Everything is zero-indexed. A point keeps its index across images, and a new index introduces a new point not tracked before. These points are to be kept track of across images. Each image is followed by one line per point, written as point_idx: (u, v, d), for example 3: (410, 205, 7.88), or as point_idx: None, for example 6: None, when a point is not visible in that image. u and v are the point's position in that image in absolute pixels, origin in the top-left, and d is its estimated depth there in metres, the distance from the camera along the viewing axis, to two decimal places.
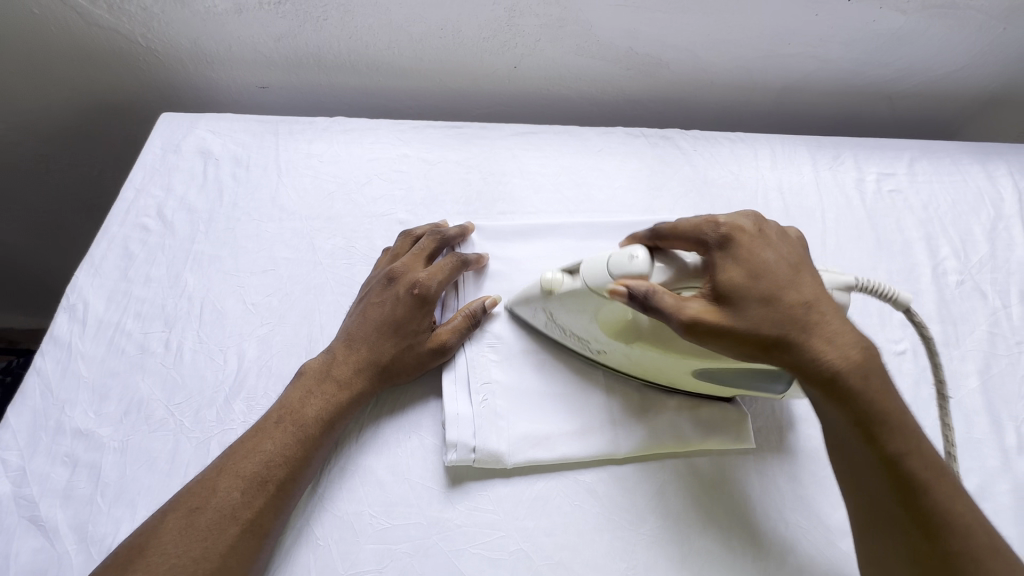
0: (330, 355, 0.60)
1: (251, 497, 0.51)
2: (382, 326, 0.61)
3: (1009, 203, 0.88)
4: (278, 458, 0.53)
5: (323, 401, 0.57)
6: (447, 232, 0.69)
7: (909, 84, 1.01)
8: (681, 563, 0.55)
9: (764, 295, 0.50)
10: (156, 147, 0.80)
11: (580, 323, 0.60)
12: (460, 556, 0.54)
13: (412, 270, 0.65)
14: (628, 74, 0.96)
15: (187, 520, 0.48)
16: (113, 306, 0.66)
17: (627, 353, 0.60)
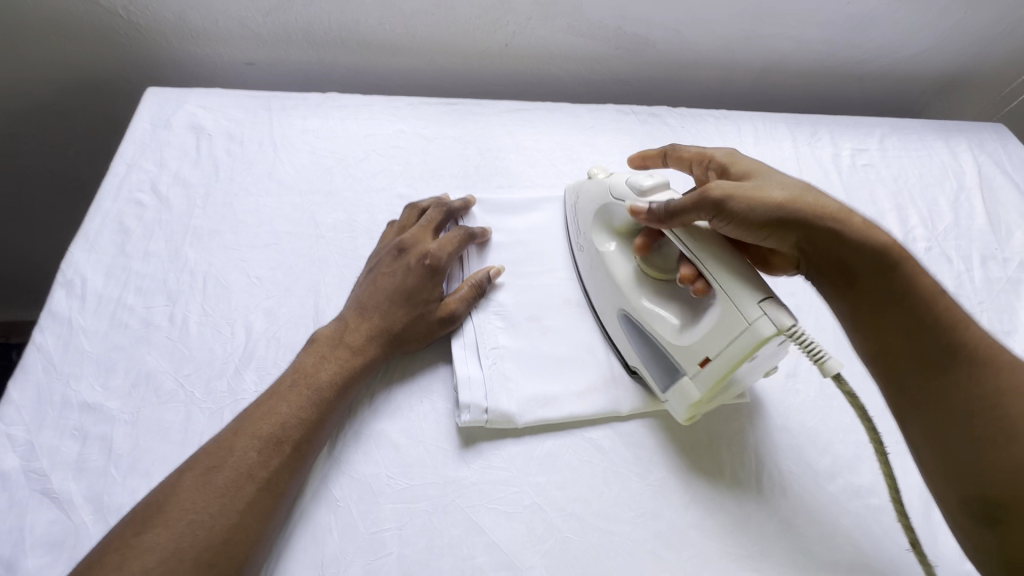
0: (342, 323, 0.61)
1: (269, 456, 0.51)
2: (394, 294, 0.63)
3: (970, 175, 0.94)
4: (293, 419, 0.54)
5: (336, 366, 0.58)
6: (450, 204, 0.71)
7: (878, 65, 1.07)
8: (685, 510, 0.58)
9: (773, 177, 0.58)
10: (145, 123, 0.78)
11: (589, 228, 0.69)
12: (477, 511, 0.56)
13: (421, 242, 0.66)
14: (616, 53, 0.98)
15: (205, 479, 0.49)
16: (112, 281, 0.65)
17: (597, 269, 0.67)
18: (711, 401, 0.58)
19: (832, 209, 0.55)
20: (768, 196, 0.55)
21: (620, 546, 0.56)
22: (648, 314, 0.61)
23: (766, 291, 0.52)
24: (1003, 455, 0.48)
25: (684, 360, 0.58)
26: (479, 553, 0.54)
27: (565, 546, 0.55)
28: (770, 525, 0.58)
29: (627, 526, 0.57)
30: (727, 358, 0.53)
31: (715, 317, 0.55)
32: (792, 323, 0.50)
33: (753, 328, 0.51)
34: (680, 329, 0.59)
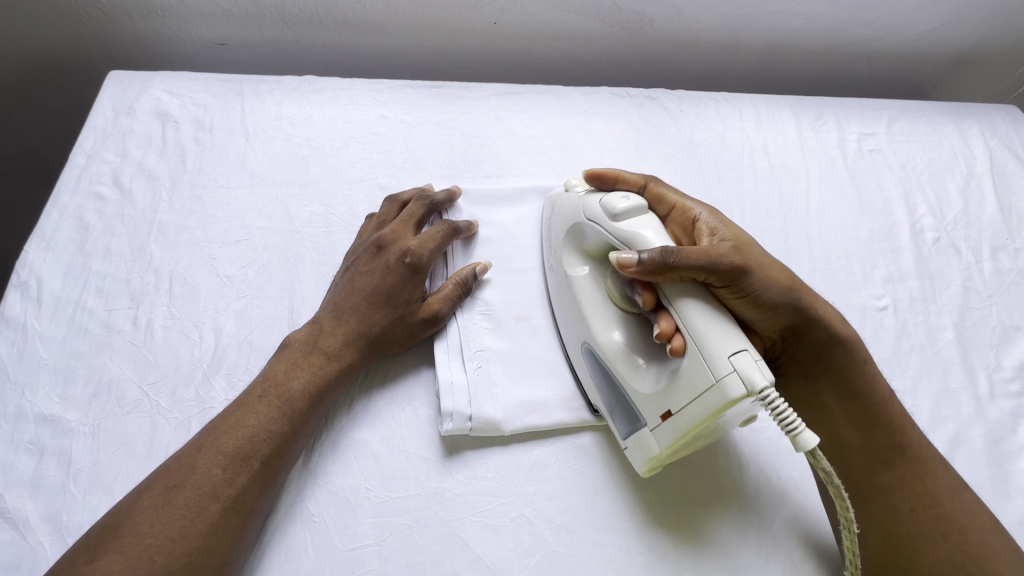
0: (317, 327, 0.57)
1: (236, 473, 0.48)
2: (372, 296, 0.59)
3: (980, 161, 0.90)
4: (262, 433, 0.50)
5: (309, 374, 0.54)
6: (434, 197, 0.67)
7: (885, 44, 1.02)
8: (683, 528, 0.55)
9: (769, 251, 0.56)
10: (106, 109, 0.73)
11: (561, 246, 0.63)
12: (460, 525, 0.53)
13: (401, 238, 0.62)
14: (612, 31, 0.93)
15: (165, 498, 0.46)
16: (71, 282, 0.61)
17: (564, 294, 0.61)
18: (671, 457, 0.53)
19: (809, 299, 0.56)
20: (771, 278, 0.54)
21: (612, 560, 0.53)
22: (614, 353, 0.56)
23: (740, 344, 0.48)
24: (928, 545, 0.51)
25: (645, 409, 0.53)
26: (463, 568, 0.51)
27: (554, 560, 0.52)
28: (768, 539, 0.56)
29: (620, 539, 0.54)
30: (690, 416, 0.49)
31: (681, 366, 0.50)
32: (764, 385, 0.46)
33: (721, 386, 0.46)
34: (648, 372, 0.54)
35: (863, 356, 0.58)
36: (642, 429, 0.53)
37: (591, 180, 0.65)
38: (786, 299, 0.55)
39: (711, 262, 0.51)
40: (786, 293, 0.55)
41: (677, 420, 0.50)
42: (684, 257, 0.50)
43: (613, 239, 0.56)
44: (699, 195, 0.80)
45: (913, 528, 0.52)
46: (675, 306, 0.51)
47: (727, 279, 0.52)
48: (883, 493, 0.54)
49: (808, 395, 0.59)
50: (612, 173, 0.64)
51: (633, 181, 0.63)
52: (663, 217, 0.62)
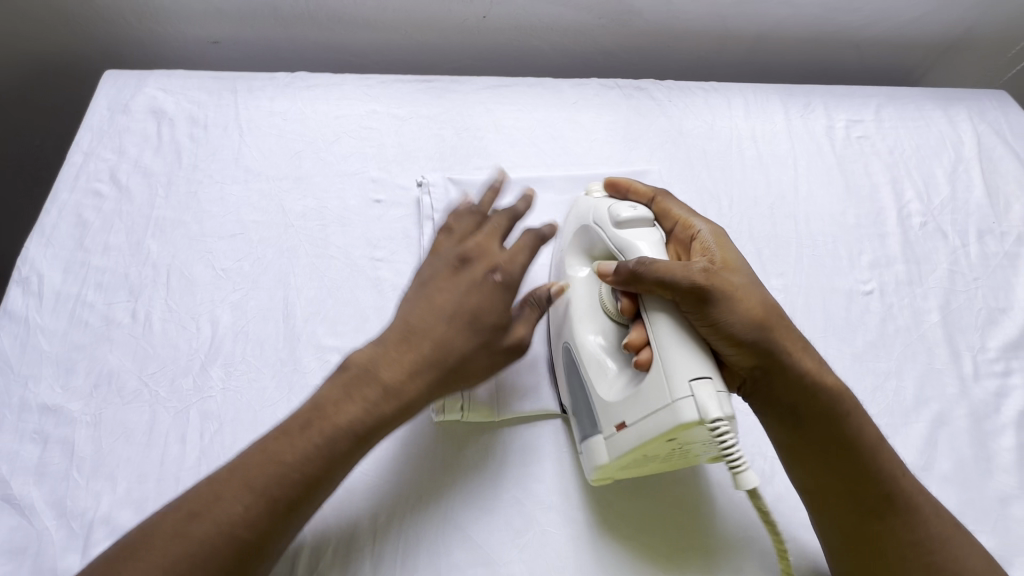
0: (383, 350, 0.52)
1: (258, 517, 0.45)
2: (454, 317, 0.54)
3: (968, 146, 0.90)
4: (294, 473, 0.46)
5: (361, 408, 0.50)
6: (517, 208, 0.63)
7: (874, 32, 1.03)
8: (663, 514, 0.56)
9: (753, 284, 0.54)
10: (103, 108, 0.75)
11: (567, 245, 0.64)
12: (452, 506, 0.55)
13: (487, 254, 0.58)
14: (601, 23, 0.93)
15: (183, 527, 0.44)
16: (71, 277, 0.62)
17: (559, 294, 0.62)
18: (622, 469, 0.53)
19: (789, 343, 0.53)
20: (746, 312, 0.51)
21: (601, 538, 0.55)
22: (587, 356, 0.56)
23: (703, 371, 0.47)
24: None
25: (604, 417, 0.53)
26: (455, 547, 0.53)
27: (544, 539, 0.54)
28: (744, 530, 0.56)
29: (609, 518, 0.56)
30: (642, 431, 0.49)
31: (644, 380, 0.50)
32: (717, 416, 0.46)
33: (674, 407, 0.47)
34: (614, 381, 0.54)
35: (849, 403, 0.53)
36: (596, 433, 0.54)
37: (608, 186, 0.65)
38: (760, 336, 0.52)
39: (680, 279, 0.50)
40: (760, 330, 0.52)
41: (629, 435, 0.50)
42: (657, 268, 0.50)
43: (612, 244, 0.57)
44: (687, 183, 0.81)
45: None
46: (649, 318, 0.51)
47: (696, 301, 0.50)
48: (875, 543, 0.51)
49: (788, 440, 0.54)
50: (626, 182, 0.64)
51: (641, 193, 0.63)
52: (668, 232, 0.61)
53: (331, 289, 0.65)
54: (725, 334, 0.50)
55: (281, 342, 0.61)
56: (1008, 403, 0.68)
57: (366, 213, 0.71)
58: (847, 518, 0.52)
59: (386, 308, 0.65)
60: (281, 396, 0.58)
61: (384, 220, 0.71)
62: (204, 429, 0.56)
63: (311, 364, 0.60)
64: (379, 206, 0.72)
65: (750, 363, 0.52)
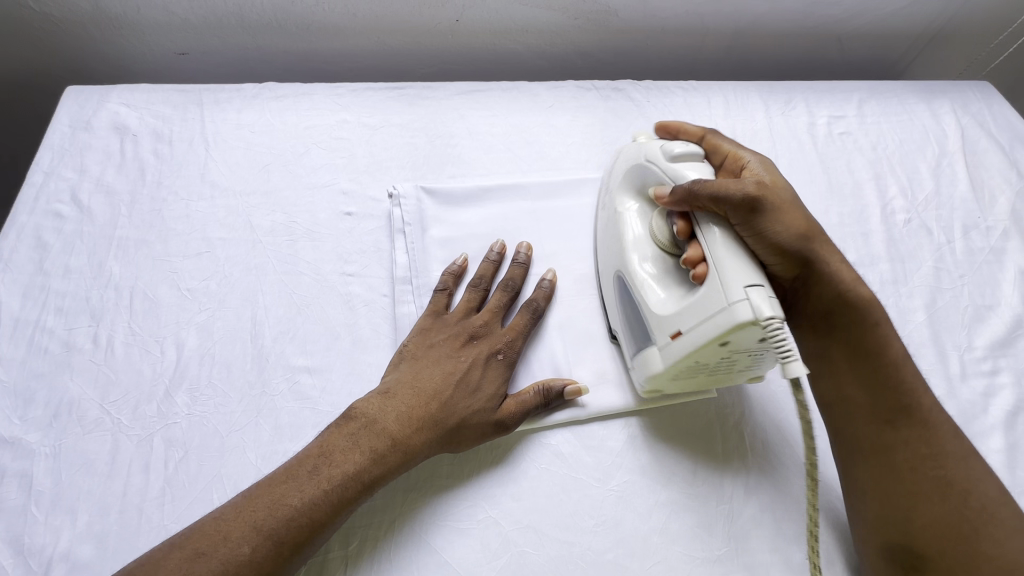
0: (387, 405, 0.54)
1: (265, 559, 0.44)
2: (456, 386, 0.55)
3: (952, 139, 0.89)
4: (300, 518, 0.46)
5: (367, 461, 0.50)
6: (518, 280, 0.64)
7: (855, 25, 1.01)
8: (682, 506, 0.56)
9: (798, 201, 0.57)
10: (63, 125, 0.73)
11: (614, 186, 0.65)
12: (426, 528, 0.53)
13: (490, 330, 0.60)
14: (577, 23, 0.92)
15: (190, 566, 0.43)
16: (30, 302, 0.60)
17: (610, 231, 0.64)
18: (674, 377, 0.56)
19: (829, 254, 0.57)
20: (791, 225, 0.55)
21: (580, 557, 0.53)
22: (636, 278, 0.58)
23: (757, 278, 0.49)
24: (926, 501, 0.51)
25: (658, 329, 0.55)
26: (430, 572, 0.51)
27: (522, 561, 0.52)
28: (728, 545, 0.55)
29: (588, 536, 0.54)
30: (695, 336, 0.51)
31: (698, 292, 0.52)
32: (771, 316, 0.47)
33: (730, 309, 0.48)
34: (666, 297, 0.56)
35: (882, 311, 0.57)
36: (652, 345, 0.57)
37: (660, 130, 0.70)
38: (802, 247, 0.55)
39: (731, 194, 0.52)
40: (802, 241, 0.55)
41: (682, 339, 0.52)
42: (709, 186, 0.53)
43: (666, 177, 0.59)
44: None
45: (912, 487, 0.52)
46: (700, 232, 0.54)
47: (744, 214, 0.53)
48: (886, 450, 0.54)
49: (819, 347, 0.59)
50: (676, 125, 0.68)
51: (692, 133, 0.66)
52: (716, 167, 0.63)
53: (300, 306, 0.63)
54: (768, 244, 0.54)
55: (249, 364, 0.59)
56: (996, 402, 0.66)
57: (336, 227, 0.69)
58: (864, 424, 0.55)
59: (358, 324, 0.63)
60: (250, 420, 0.56)
61: (355, 233, 0.69)
62: (168, 458, 0.54)
63: (280, 385, 0.58)
64: (350, 219, 0.70)
65: (794, 272, 0.56)
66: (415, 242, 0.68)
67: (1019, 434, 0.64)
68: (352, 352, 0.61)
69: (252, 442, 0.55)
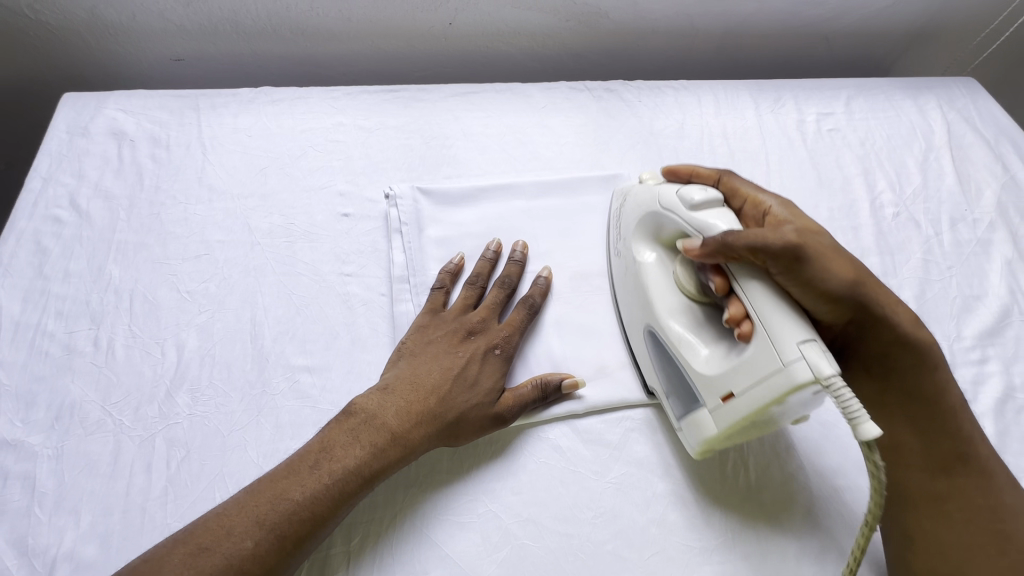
0: (387, 401, 0.54)
1: (268, 552, 0.45)
2: (455, 382, 0.56)
3: (938, 134, 0.91)
4: (302, 511, 0.47)
5: (367, 454, 0.51)
6: (513, 278, 0.65)
7: (841, 24, 1.03)
8: (680, 497, 0.57)
9: (838, 243, 0.54)
10: (61, 131, 0.73)
11: (631, 235, 0.64)
12: (427, 523, 0.54)
13: (487, 325, 0.61)
14: (568, 25, 0.93)
15: (193, 561, 0.43)
16: (30, 306, 0.61)
17: (632, 283, 0.63)
18: (727, 439, 0.54)
19: (878, 295, 0.55)
20: (839, 271, 0.52)
21: (580, 549, 0.54)
22: (674, 337, 0.57)
23: (810, 333, 0.48)
24: (982, 556, 0.50)
25: (705, 392, 0.54)
26: (431, 565, 0.52)
27: (522, 553, 0.53)
28: (724, 535, 0.56)
29: (587, 528, 0.55)
30: (751, 399, 0.50)
31: (747, 351, 0.51)
32: (831, 373, 0.46)
33: (787, 371, 0.47)
34: (710, 357, 0.55)
35: (936, 354, 0.56)
36: (699, 408, 0.55)
37: (666, 174, 0.66)
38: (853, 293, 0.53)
39: (770, 242, 0.50)
40: (851, 284, 0.52)
41: (737, 402, 0.51)
42: (747, 238, 0.50)
43: (688, 228, 0.57)
44: None
45: (966, 539, 0.51)
46: (742, 286, 0.52)
47: (786, 263, 0.50)
48: (942, 500, 0.53)
49: (873, 393, 0.57)
50: (686, 169, 0.64)
51: (707, 175, 0.63)
52: (736, 212, 0.60)
53: (299, 306, 0.64)
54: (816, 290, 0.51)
55: (249, 364, 0.60)
56: (985, 390, 0.67)
57: (334, 228, 0.70)
58: (919, 470, 0.54)
59: (357, 323, 0.63)
60: (251, 419, 0.57)
61: (353, 234, 0.70)
62: (170, 457, 0.54)
63: (281, 385, 0.59)
64: (347, 220, 0.71)
65: (846, 318, 0.54)
66: (412, 241, 0.68)
67: (1008, 422, 0.65)
68: (351, 351, 0.62)
69: (253, 441, 0.56)
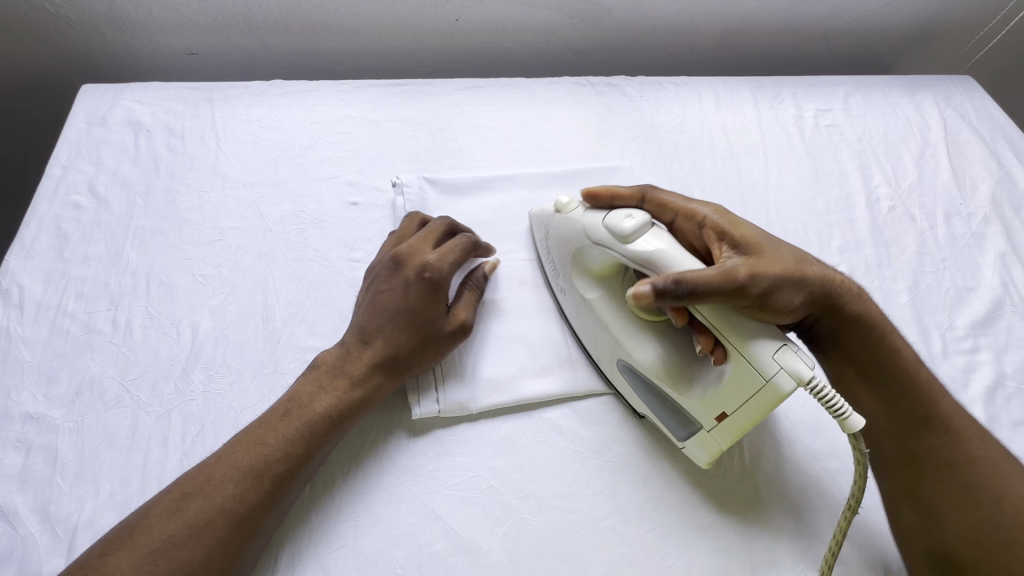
0: (345, 348, 0.58)
1: (248, 491, 0.49)
2: (396, 316, 0.59)
3: (935, 131, 0.92)
4: (276, 452, 0.51)
5: (332, 397, 0.55)
6: (454, 220, 0.67)
7: (841, 23, 1.05)
8: (676, 478, 0.59)
9: (774, 252, 0.58)
10: (80, 121, 0.76)
11: (569, 271, 0.64)
12: (433, 498, 0.56)
13: (418, 252, 0.62)
14: (572, 22, 0.95)
15: (179, 505, 0.48)
16: (51, 287, 0.63)
17: (585, 320, 0.63)
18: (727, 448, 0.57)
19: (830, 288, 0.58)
20: (787, 278, 0.56)
21: (579, 524, 0.56)
22: (652, 368, 0.57)
23: (778, 341, 0.51)
24: None
25: (699, 413, 0.55)
26: (436, 538, 0.54)
27: (522, 527, 0.55)
28: (721, 512, 0.58)
29: (586, 504, 0.57)
30: (747, 412, 0.52)
31: (727, 370, 0.53)
32: (810, 375, 0.49)
33: (773, 383, 0.50)
34: (691, 376, 0.56)
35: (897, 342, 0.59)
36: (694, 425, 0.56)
37: (586, 199, 0.64)
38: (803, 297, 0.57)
39: (719, 282, 0.52)
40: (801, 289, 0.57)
41: (726, 428, 0.54)
42: (697, 285, 0.51)
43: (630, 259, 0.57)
44: (659, 176, 0.83)
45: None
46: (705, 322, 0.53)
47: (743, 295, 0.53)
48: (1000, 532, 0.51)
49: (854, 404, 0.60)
50: (606, 192, 0.64)
51: (628, 196, 0.64)
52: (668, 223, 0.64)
53: (309, 290, 0.66)
54: (774, 304, 0.55)
55: (261, 344, 0.62)
56: (976, 378, 0.69)
57: (343, 216, 0.72)
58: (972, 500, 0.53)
59: None
60: (262, 397, 0.59)
61: (361, 221, 0.72)
62: (185, 432, 0.56)
63: (292, 364, 0.61)
64: (355, 208, 0.73)
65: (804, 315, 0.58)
66: None
67: (998, 408, 0.67)
68: None
69: None
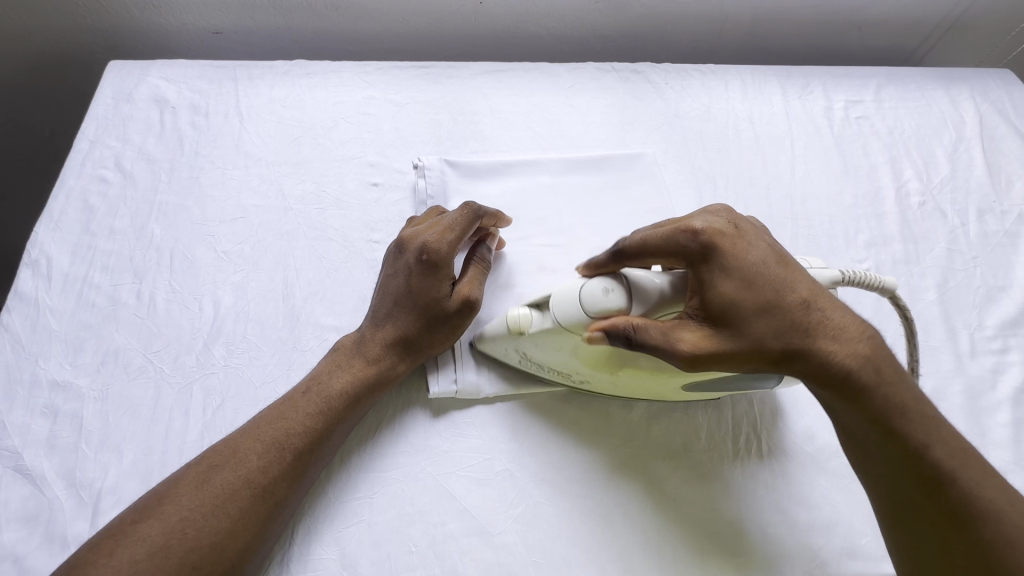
0: (361, 331, 0.59)
1: (270, 463, 0.50)
2: (398, 303, 0.59)
3: (970, 125, 0.89)
4: (297, 426, 0.53)
5: (347, 375, 0.56)
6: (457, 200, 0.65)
7: (875, 12, 1.02)
8: (691, 470, 0.58)
9: (753, 303, 0.50)
10: (107, 97, 0.76)
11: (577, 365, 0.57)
12: (448, 478, 0.56)
13: (417, 236, 0.61)
14: (597, 7, 0.93)
15: (205, 477, 0.49)
16: (78, 260, 0.64)
17: (628, 380, 0.57)
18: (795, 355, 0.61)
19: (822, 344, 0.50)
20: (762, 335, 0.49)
21: (592, 510, 0.56)
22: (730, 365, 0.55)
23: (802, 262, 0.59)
24: None
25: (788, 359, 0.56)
26: (450, 519, 0.54)
27: (536, 511, 0.55)
28: (739, 505, 0.57)
29: (600, 490, 0.57)
30: None
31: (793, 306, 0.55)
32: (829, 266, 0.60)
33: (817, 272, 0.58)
34: None
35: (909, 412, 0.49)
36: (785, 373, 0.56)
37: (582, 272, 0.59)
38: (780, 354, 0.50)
39: (663, 344, 0.49)
40: (773, 348, 0.50)
41: None
42: (647, 336, 0.49)
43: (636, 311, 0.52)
44: (683, 165, 0.81)
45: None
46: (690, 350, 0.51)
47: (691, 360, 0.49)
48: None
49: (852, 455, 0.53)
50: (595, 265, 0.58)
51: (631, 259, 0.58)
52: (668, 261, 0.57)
53: (329, 269, 0.66)
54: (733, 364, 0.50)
55: (281, 321, 0.62)
56: (1005, 379, 0.67)
57: (363, 197, 0.72)
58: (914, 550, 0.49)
59: None
60: (282, 372, 0.60)
61: (381, 203, 0.72)
62: (206, 405, 0.57)
63: (311, 342, 0.62)
64: (376, 189, 0.73)
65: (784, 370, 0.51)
66: None
67: None
68: None
69: None
